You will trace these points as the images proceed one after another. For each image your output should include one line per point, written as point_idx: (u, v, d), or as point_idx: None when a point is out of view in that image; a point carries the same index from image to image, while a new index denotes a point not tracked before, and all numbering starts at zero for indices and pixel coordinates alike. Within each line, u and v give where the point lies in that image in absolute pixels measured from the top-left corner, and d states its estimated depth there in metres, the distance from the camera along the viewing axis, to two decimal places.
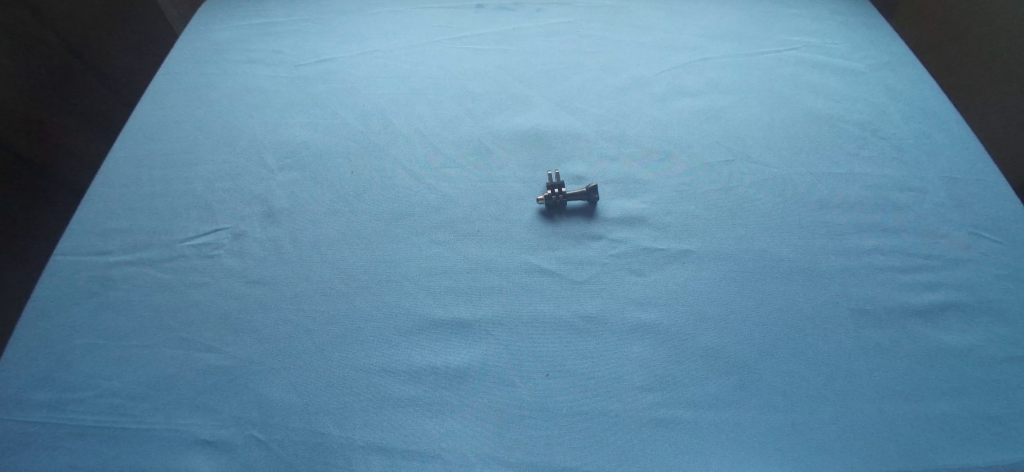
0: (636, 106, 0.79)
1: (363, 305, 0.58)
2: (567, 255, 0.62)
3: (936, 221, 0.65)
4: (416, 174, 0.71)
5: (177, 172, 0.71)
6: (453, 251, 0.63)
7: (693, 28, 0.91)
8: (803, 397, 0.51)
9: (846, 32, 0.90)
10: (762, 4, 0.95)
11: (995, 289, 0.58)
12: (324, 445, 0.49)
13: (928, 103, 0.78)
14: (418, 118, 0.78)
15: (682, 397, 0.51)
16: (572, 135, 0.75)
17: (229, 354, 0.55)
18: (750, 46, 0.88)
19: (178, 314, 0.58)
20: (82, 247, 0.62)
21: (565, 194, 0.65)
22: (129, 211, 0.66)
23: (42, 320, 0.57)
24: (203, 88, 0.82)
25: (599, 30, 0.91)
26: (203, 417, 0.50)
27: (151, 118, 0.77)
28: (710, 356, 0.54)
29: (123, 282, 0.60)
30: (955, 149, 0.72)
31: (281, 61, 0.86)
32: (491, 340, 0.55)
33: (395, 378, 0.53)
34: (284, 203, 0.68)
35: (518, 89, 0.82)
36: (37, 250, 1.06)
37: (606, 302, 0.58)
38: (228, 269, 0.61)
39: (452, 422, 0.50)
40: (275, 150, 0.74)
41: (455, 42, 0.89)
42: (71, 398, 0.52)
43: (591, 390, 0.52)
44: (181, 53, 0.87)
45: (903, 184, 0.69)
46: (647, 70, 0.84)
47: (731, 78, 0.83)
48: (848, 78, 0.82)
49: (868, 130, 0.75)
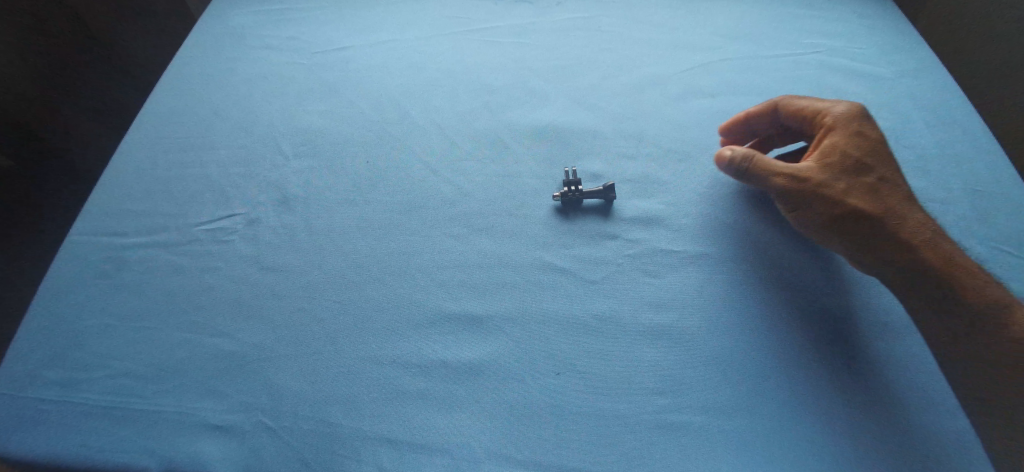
0: (654, 105, 0.78)
1: (375, 295, 0.58)
2: (581, 253, 0.62)
3: (958, 234, 0.63)
4: (431, 166, 0.70)
5: (192, 156, 0.71)
6: (466, 245, 0.62)
7: (714, 27, 0.90)
8: (816, 407, 0.50)
9: (872, 36, 0.88)
10: (786, 5, 0.93)
11: None
12: (332, 435, 0.49)
13: (953, 112, 0.76)
14: (435, 110, 0.77)
15: (695, 403, 0.51)
16: (591, 132, 0.74)
17: (241, 340, 0.55)
18: (771, 47, 0.86)
19: (192, 298, 0.58)
20: (99, 228, 0.63)
21: (579, 193, 0.65)
22: (144, 193, 0.66)
23: (58, 299, 0.57)
24: (220, 72, 0.82)
25: (618, 26, 0.90)
26: (214, 402, 0.51)
27: (168, 100, 0.77)
28: (724, 362, 0.53)
29: (137, 264, 0.60)
30: (981, 160, 0.71)
31: (297, 47, 0.86)
32: (503, 336, 0.55)
33: (406, 370, 0.53)
34: (299, 191, 0.67)
35: (535, 84, 0.81)
36: (38, 252, 1.03)
37: (619, 303, 0.58)
38: (242, 254, 0.61)
39: (462, 416, 0.50)
40: (292, 137, 0.73)
41: (472, 34, 0.88)
42: (83, 377, 0.52)
43: (602, 391, 0.51)
44: (198, 37, 0.87)
45: (925, 194, 0.67)
46: (665, 69, 0.83)
47: (752, 79, 0.81)
48: (872, 83, 0.81)
49: (891, 138, 0.74)
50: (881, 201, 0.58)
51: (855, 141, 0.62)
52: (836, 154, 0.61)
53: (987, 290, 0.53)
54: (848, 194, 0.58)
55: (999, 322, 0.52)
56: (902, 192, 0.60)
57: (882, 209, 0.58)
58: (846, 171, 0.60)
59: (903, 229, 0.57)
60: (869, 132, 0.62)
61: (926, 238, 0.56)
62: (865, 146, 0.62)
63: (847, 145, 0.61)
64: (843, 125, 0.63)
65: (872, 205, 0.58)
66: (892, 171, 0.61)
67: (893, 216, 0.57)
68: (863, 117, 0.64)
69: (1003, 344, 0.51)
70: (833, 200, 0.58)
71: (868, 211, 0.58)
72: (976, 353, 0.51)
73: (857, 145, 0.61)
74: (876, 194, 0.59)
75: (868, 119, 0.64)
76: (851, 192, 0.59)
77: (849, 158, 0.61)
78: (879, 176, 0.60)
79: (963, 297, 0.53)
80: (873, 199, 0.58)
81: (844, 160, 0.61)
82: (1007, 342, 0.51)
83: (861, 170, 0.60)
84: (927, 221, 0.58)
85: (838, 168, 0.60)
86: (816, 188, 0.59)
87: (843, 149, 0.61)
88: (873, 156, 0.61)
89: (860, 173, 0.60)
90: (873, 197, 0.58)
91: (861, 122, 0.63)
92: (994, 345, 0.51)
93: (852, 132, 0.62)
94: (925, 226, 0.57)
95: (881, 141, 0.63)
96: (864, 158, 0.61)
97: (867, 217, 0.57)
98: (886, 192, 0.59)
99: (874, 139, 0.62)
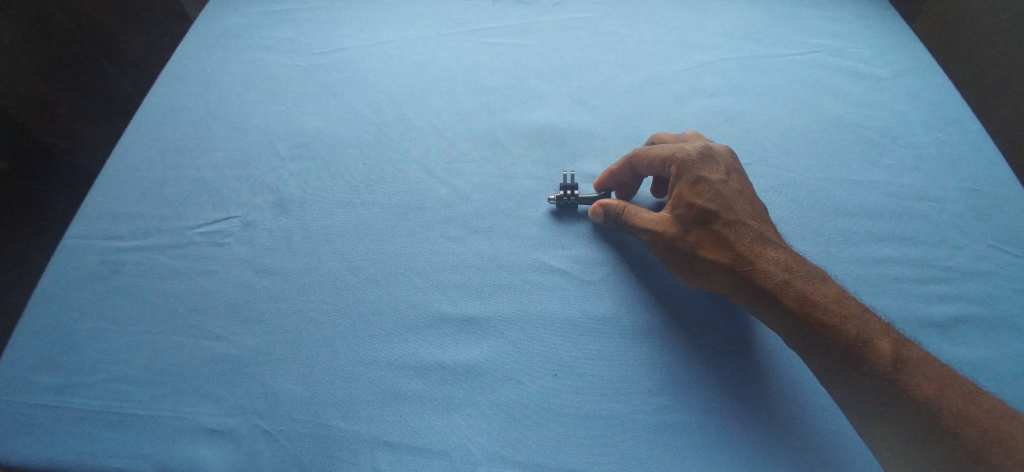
0: (652, 105, 0.78)
1: (372, 298, 0.58)
2: (578, 255, 0.62)
3: (956, 234, 0.63)
4: (427, 168, 0.70)
5: (189, 158, 0.70)
6: (463, 246, 0.62)
7: (713, 27, 0.90)
8: (810, 406, 0.51)
9: (869, 36, 0.88)
10: (785, 4, 0.93)
11: (1010, 304, 0.58)
12: (329, 438, 0.49)
13: (950, 111, 0.77)
14: (432, 111, 0.77)
15: (690, 403, 0.51)
16: (587, 133, 0.74)
17: (236, 343, 0.54)
18: (769, 47, 0.86)
19: (188, 301, 0.57)
20: (94, 232, 0.62)
21: (578, 197, 0.65)
22: (140, 196, 0.66)
23: (52, 303, 0.57)
24: (216, 74, 0.81)
25: (616, 26, 0.90)
26: (209, 406, 0.51)
27: (164, 102, 0.77)
28: (721, 363, 0.53)
29: (133, 266, 0.60)
30: (977, 160, 0.71)
31: (294, 48, 0.85)
32: (500, 337, 0.55)
33: (403, 373, 0.52)
34: (295, 193, 0.67)
35: (533, 85, 0.81)
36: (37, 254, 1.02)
37: (615, 303, 0.58)
38: (239, 257, 0.61)
39: (459, 418, 0.50)
40: (288, 139, 0.73)
41: (471, 35, 0.88)
42: (79, 382, 0.52)
43: (598, 392, 0.51)
44: (194, 38, 0.87)
45: (923, 193, 0.67)
46: (663, 68, 0.83)
47: (749, 79, 0.81)
48: (869, 83, 0.81)
49: (888, 137, 0.74)
50: (734, 250, 0.55)
51: (695, 186, 0.57)
52: (680, 204, 0.57)
53: (861, 335, 0.49)
54: (698, 245, 0.56)
55: (877, 367, 0.47)
56: (755, 233, 0.55)
57: (741, 261, 0.54)
58: (694, 221, 0.57)
59: (758, 280, 0.53)
60: (711, 176, 0.58)
61: (792, 286, 0.52)
62: (708, 190, 0.57)
63: (689, 192, 0.57)
64: (685, 170, 0.58)
65: (728, 256, 0.55)
66: (745, 209, 0.57)
67: (750, 266, 0.54)
68: (707, 155, 0.58)
69: (880, 387, 0.47)
70: (687, 254, 0.56)
71: (726, 262, 0.55)
72: (857, 394, 0.48)
73: (698, 191, 0.57)
74: (729, 243, 0.55)
75: (716, 156, 0.59)
76: (705, 244, 0.56)
77: (692, 208, 0.57)
78: (726, 221, 0.56)
79: (840, 345, 0.49)
80: (727, 249, 0.55)
81: (688, 210, 0.57)
82: (884, 386, 0.47)
83: (710, 217, 0.56)
84: (792, 266, 0.53)
85: (686, 218, 0.57)
86: (670, 244, 0.57)
87: (686, 198, 0.57)
88: (719, 200, 0.57)
89: (706, 220, 0.56)
90: (730, 246, 0.55)
91: (703, 164, 0.58)
92: (873, 388, 0.47)
93: (693, 178, 0.58)
94: (779, 270, 0.53)
95: (729, 180, 0.58)
96: (708, 203, 0.56)
97: (727, 270, 0.55)
98: (740, 240, 0.55)
99: (718, 181, 0.57)
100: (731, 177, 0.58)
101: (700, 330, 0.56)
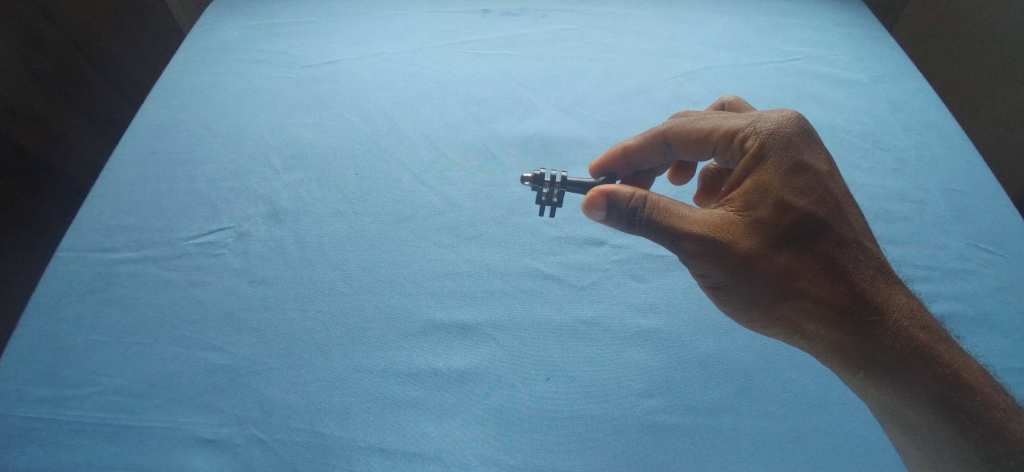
0: (640, 113, 0.80)
1: (366, 306, 0.58)
2: (568, 260, 0.63)
3: (938, 234, 0.65)
4: (420, 178, 0.71)
5: (182, 171, 0.71)
6: (455, 254, 0.63)
7: (697, 37, 0.92)
8: (794, 405, 0.52)
9: (849, 43, 0.91)
10: (767, 14, 0.95)
11: (991, 301, 0.59)
12: (323, 445, 0.49)
13: (928, 115, 0.79)
14: (424, 121, 0.78)
15: (685, 404, 0.52)
16: (576, 141, 0.76)
17: (231, 353, 0.55)
18: (752, 55, 0.88)
19: (182, 313, 0.58)
20: (87, 245, 0.62)
21: (564, 181, 0.58)
22: (134, 208, 0.66)
23: (43, 317, 0.57)
24: (209, 87, 0.82)
25: (602, 37, 0.92)
26: (204, 416, 0.51)
27: (156, 116, 0.77)
28: (712, 365, 0.54)
29: (126, 279, 0.60)
30: (953, 160, 0.73)
31: (286, 61, 0.86)
32: (491, 342, 0.56)
33: (398, 380, 0.53)
34: (288, 203, 0.68)
35: (522, 94, 0.82)
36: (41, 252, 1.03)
37: (607, 307, 0.59)
38: (232, 268, 0.61)
39: (452, 424, 0.50)
40: (282, 151, 0.74)
41: (460, 46, 0.89)
42: (72, 394, 0.52)
43: (591, 395, 0.52)
44: (184, 53, 0.87)
45: (904, 195, 0.69)
46: (649, 77, 0.85)
47: (734, 87, 0.83)
48: (850, 89, 0.83)
49: (869, 141, 0.76)
50: (827, 270, 0.46)
51: (791, 180, 0.47)
52: (770, 203, 0.47)
53: (961, 371, 0.43)
54: (780, 261, 0.46)
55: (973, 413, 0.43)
56: (856, 255, 0.47)
57: (831, 283, 0.46)
58: (781, 227, 0.46)
59: (849, 303, 0.46)
60: (812, 169, 0.48)
61: (889, 314, 0.45)
62: (808, 187, 0.47)
63: (783, 187, 0.47)
64: (776, 155, 0.48)
65: (813, 276, 0.46)
66: (846, 216, 0.48)
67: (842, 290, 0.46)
68: (806, 141, 0.49)
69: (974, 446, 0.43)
70: (763, 268, 0.46)
71: (812, 282, 0.46)
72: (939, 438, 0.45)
73: (793, 187, 0.47)
74: (824, 259, 0.46)
75: (812, 144, 0.50)
76: (790, 259, 0.46)
77: (787, 209, 0.47)
78: (821, 231, 0.47)
79: (935, 383, 0.44)
80: (818, 265, 0.46)
81: (780, 212, 0.46)
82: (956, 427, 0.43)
83: (804, 224, 0.47)
84: (885, 290, 0.47)
85: (773, 223, 0.46)
86: (740, 253, 0.46)
87: (778, 193, 0.47)
88: (818, 203, 0.47)
89: (796, 229, 0.46)
90: (823, 263, 0.46)
91: (801, 153, 0.49)
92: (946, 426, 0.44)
93: (788, 169, 0.48)
94: (884, 302, 0.46)
95: (830, 176, 0.49)
96: (806, 206, 0.47)
97: (811, 290, 0.46)
98: (835, 254, 0.47)
99: (817, 177, 0.48)
100: (831, 173, 0.49)
101: (694, 334, 0.57)
